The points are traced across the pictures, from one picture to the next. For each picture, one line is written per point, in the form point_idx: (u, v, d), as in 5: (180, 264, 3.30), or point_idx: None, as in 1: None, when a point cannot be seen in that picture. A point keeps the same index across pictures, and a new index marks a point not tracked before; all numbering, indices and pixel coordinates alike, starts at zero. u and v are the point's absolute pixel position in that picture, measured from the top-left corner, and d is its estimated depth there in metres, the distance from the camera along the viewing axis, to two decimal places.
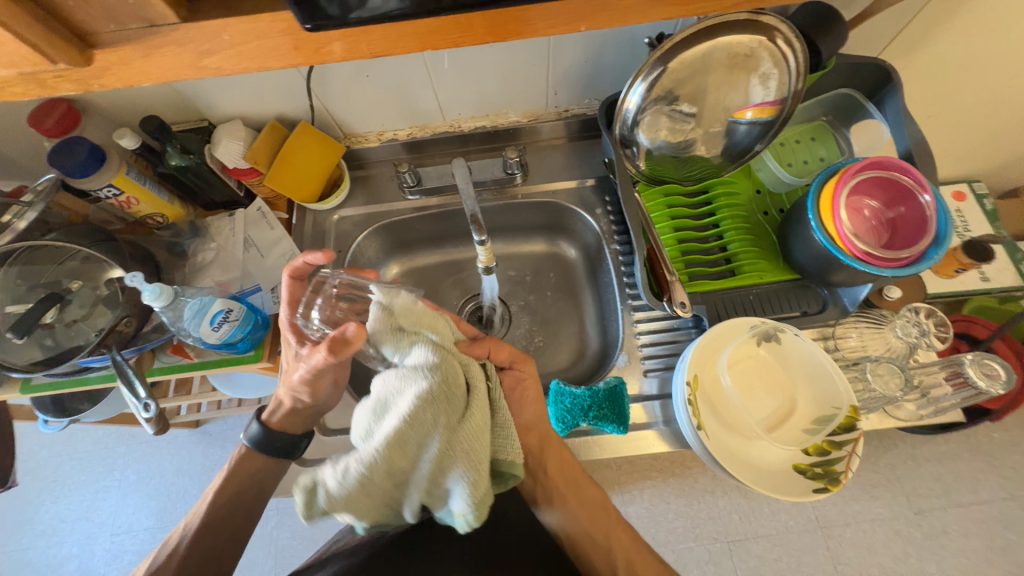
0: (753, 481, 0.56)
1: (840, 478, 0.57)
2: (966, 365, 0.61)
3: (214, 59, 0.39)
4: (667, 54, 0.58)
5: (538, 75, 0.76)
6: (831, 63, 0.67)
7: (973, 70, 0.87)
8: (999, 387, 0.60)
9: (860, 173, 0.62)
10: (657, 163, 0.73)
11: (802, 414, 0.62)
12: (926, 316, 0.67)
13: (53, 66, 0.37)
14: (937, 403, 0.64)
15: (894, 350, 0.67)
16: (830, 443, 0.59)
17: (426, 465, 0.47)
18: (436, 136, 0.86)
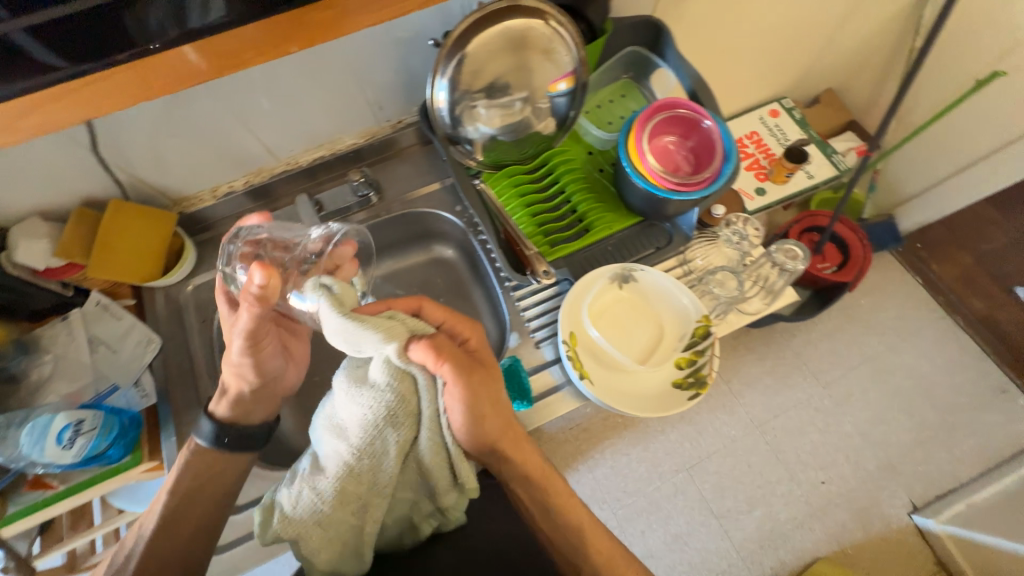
0: (636, 408, 0.63)
1: (707, 380, 0.65)
2: (776, 253, 0.75)
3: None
4: (455, 47, 0.62)
5: (355, 93, 0.77)
6: (609, 26, 0.75)
7: (735, 9, 1.01)
8: (800, 263, 0.74)
9: (652, 117, 0.70)
10: (495, 150, 0.76)
11: (669, 336, 0.69)
12: (742, 223, 0.79)
13: None
14: (773, 289, 0.76)
15: (730, 257, 0.78)
16: (694, 353, 0.66)
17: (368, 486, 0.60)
18: (276, 178, 0.83)
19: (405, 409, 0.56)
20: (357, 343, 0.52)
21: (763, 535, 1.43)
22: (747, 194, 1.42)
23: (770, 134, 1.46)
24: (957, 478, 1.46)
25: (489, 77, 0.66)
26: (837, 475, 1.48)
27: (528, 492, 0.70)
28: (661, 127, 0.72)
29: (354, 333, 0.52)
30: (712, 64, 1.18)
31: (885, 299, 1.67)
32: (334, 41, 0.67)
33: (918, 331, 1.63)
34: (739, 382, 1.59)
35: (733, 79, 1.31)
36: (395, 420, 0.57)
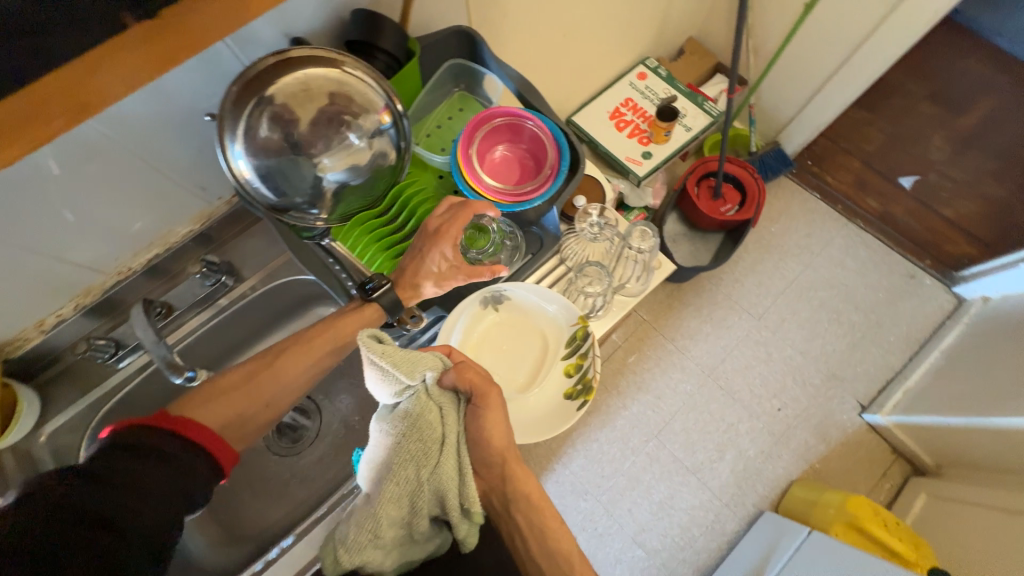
0: (527, 432, 0.70)
1: (592, 384, 0.71)
2: (633, 236, 0.77)
3: None
4: (233, 114, 0.59)
5: (163, 182, 0.70)
6: (415, 46, 0.72)
7: None
8: (657, 237, 0.77)
9: (473, 137, 0.68)
10: (343, 203, 0.70)
11: (552, 346, 0.73)
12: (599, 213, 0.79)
13: None
14: (645, 268, 0.79)
15: (598, 250, 0.79)
16: (579, 357, 0.72)
17: (410, 506, 0.62)
18: (108, 293, 0.74)
19: (432, 428, 0.61)
20: (397, 368, 0.59)
21: (739, 475, 1.48)
22: (635, 161, 1.45)
23: (643, 97, 1.48)
24: (892, 368, 1.55)
25: (293, 124, 0.61)
26: (791, 398, 1.54)
27: (525, 518, 0.70)
28: (489, 140, 0.70)
29: (408, 356, 0.60)
30: (560, 47, 1.17)
31: (793, 220, 1.75)
32: (104, 135, 0.60)
33: (828, 242, 1.72)
34: (682, 338, 1.63)
35: (589, 55, 1.30)
36: (426, 435, 0.61)
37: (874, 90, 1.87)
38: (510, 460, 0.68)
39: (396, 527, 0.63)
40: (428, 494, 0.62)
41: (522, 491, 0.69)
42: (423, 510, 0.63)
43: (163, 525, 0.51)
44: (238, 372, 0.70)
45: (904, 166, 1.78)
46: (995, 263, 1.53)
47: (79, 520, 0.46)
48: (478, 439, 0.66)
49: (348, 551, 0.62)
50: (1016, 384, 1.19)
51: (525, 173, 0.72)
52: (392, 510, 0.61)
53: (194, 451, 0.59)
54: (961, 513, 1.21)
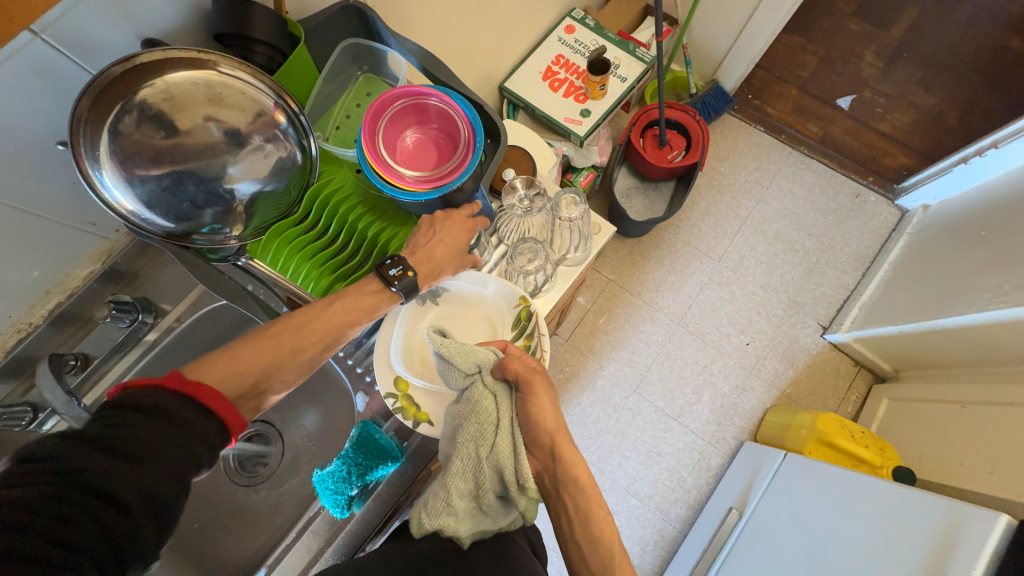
0: None
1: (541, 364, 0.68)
2: (561, 205, 0.75)
3: None
4: (87, 141, 0.52)
5: (40, 224, 0.62)
6: (298, 30, 0.65)
7: None
8: (584, 202, 0.75)
9: (375, 126, 0.63)
10: (255, 217, 0.64)
11: (504, 328, 0.72)
12: (523, 188, 0.77)
13: None
14: (582, 236, 0.77)
15: (532, 225, 0.76)
16: (527, 339, 0.70)
17: (475, 484, 0.61)
18: (11, 354, 0.68)
19: (486, 412, 0.62)
20: (450, 353, 0.64)
21: (717, 413, 1.53)
22: (575, 120, 1.39)
23: (573, 51, 1.41)
24: (846, 287, 1.61)
25: (172, 137, 0.54)
26: (757, 331, 1.59)
27: (568, 502, 0.64)
28: (394, 126, 0.65)
29: (461, 348, 0.65)
30: (474, 11, 1.10)
31: (740, 158, 1.75)
32: None
33: (776, 173, 1.73)
34: (649, 291, 1.64)
35: (508, 14, 1.23)
36: (481, 417, 0.62)
37: (803, 13, 1.85)
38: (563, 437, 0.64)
39: (465, 504, 0.62)
40: (490, 472, 0.61)
41: (572, 473, 0.64)
42: (485, 491, 0.61)
43: (169, 500, 0.43)
44: (260, 339, 0.55)
45: (839, 88, 1.79)
46: (930, 170, 1.57)
47: (74, 499, 0.39)
48: (529, 421, 0.64)
49: (424, 521, 0.62)
50: (958, 285, 1.25)
51: (443, 154, 0.67)
52: (460, 485, 0.61)
53: (200, 411, 0.47)
54: (919, 411, 1.29)
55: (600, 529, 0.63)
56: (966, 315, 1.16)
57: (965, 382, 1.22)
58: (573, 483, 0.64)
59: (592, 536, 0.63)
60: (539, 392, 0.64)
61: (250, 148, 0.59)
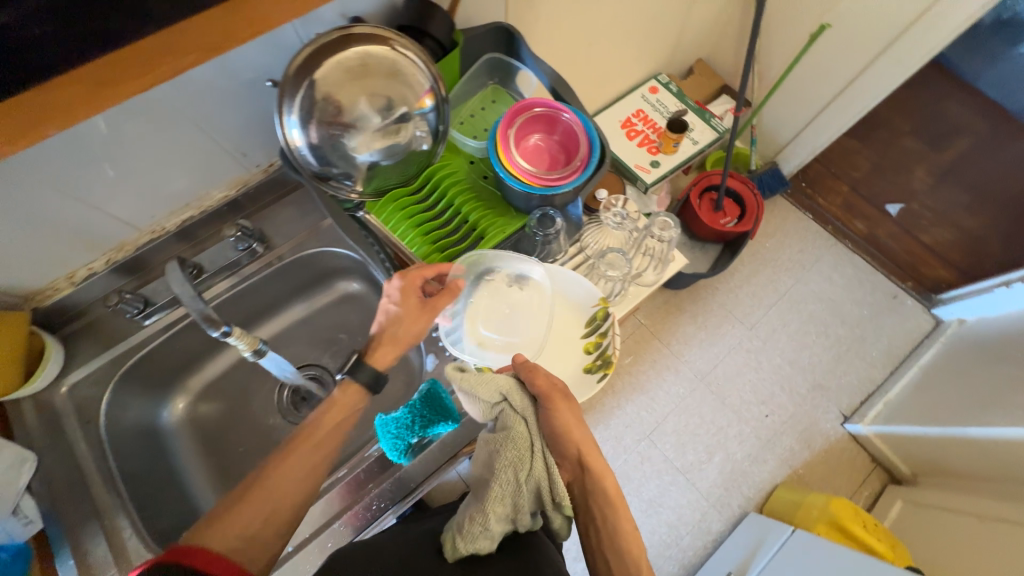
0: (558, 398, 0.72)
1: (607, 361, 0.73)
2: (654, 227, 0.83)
3: None
4: (293, 81, 0.62)
5: (208, 147, 0.72)
6: (458, 37, 0.76)
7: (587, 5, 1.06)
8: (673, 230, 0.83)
9: (513, 122, 0.72)
10: (379, 177, 0.74)
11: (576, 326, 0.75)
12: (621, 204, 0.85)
13: None
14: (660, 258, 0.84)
15: (618, 237, 0.84)
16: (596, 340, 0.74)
17: (511, 506, 0.64)
18: (143, 250, 0.76)
19: (523, 437, 0.64)
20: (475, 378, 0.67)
21: (726, 478, 1.52)
22: (644, 168, 1.50)
23: (654, 109, 1.55)
24: (873, 381, 1.63)
25: (350, 99, 0.63)
26: (778, 405, 1.61)
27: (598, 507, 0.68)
28: (526, 128, 0.74)
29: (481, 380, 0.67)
30: (581, 56, 1.23)
31: (786, 237, 1.83)
32: (162, 92, 0.61)
33: (817, 258, 1.80)
34: (678, 343, 1.68)
35: (606, 65, 1.37)
36: (518, 443, 0.64)
37: (863, 122, 1.99)
38: (595, 457, 0.69)
39: (501, 524, 0.64)
40: (528, 494, 0.63)
41: (600, 483, 0.68)
42: (520, 509, 0.64)
43: None
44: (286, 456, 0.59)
45: (888, 194, 1.89)
46: (971, 288, 1.62)
47: None
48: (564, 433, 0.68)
49: (458, 544, 0.64)
50: (988, 398, 1.26)
51: (552, 164, 0.76)
52: (500, 510, 0.63)
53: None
54: (935, 517, 1.27)
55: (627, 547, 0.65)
56: (996, 428, 1.17)
57: (984, 495, 1.21)
58: (604, 495, 0.67)
59: (620, 551, 0.65)
60: (557, 407, 0.68)
61: (403, 122, 0.69)
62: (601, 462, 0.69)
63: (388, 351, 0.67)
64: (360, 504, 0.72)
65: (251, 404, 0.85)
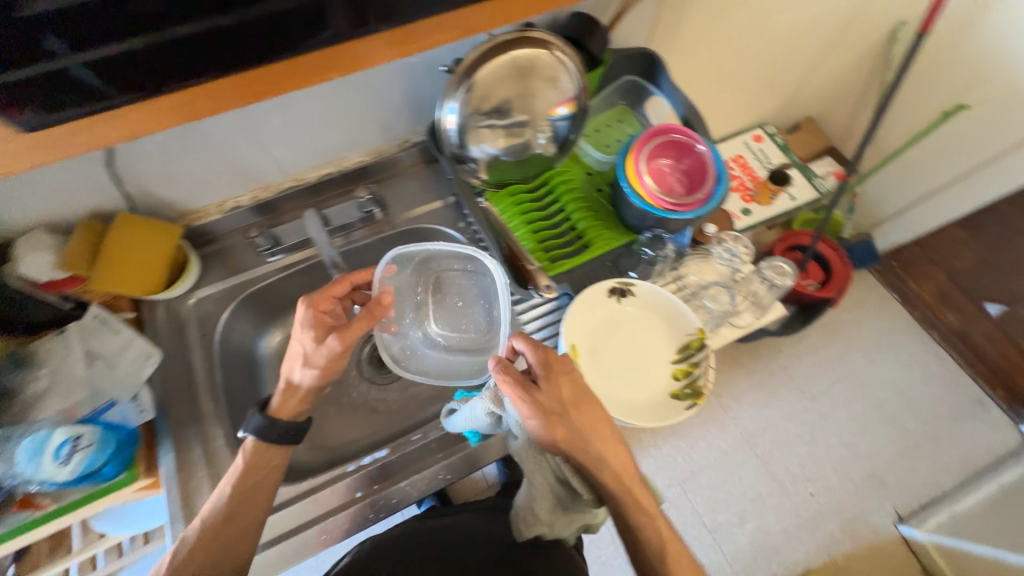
0: (643, 419, 0.66)
1: (702, 391, 0.68)
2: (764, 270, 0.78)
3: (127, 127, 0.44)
4: (465, 73, 0.66)
5: (365, 114, 0.79)
6: (607, 57, 0.79)
7: (722, 45, 1.07)
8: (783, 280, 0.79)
9: (648, 142, 0.74)
10: (501, 170, 0.79)
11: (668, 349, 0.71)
12: (734, 241, 0.82)
13: None
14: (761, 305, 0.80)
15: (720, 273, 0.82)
16: (690, 364, 0.70)
17: (552, 498, 0.63)
18: (283, 193, 0.84)
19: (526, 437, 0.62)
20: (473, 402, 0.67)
21: (755, 548, 1.44)
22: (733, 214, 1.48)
23: (754, 157, 1.51)
24: (939, 487, 1.50)
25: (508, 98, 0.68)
26: (826, 487, 1.50)
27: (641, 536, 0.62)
28: (657, 151, 0.75)
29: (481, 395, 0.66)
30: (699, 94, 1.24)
31: (866, 314, 1.73)
32: None
33: (897, 343, 1.69)
34: (729, 396, 1.62)
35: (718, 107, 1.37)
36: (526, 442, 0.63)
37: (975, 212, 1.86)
38: (590, 439, 0.59)
39: (548, 513, 0.64)
40: (561, 485, 0.63)
41: (608, 479, 0.58)
42: (560, 499, 0.63)
43: None
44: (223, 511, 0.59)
45: (990, 293, 1.75)
46: None
47: None
48: (549, 415, 0.57)
49: (521, 531, 0.66)
50: None
51: (675, 188, 0.75)
52: (542, 500, 0.63)
53: None
54: None
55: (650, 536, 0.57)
56: None
57: None
58: (643, 510, 0.58)
59: (643, 539, 0.57)
60: (533, 405, 0.57)
61: (543, 126, 0.74)
62: (614, 450, 0.60)
63: (295, 403, 0.65)
64: (430, 469, 0.71)
65: None
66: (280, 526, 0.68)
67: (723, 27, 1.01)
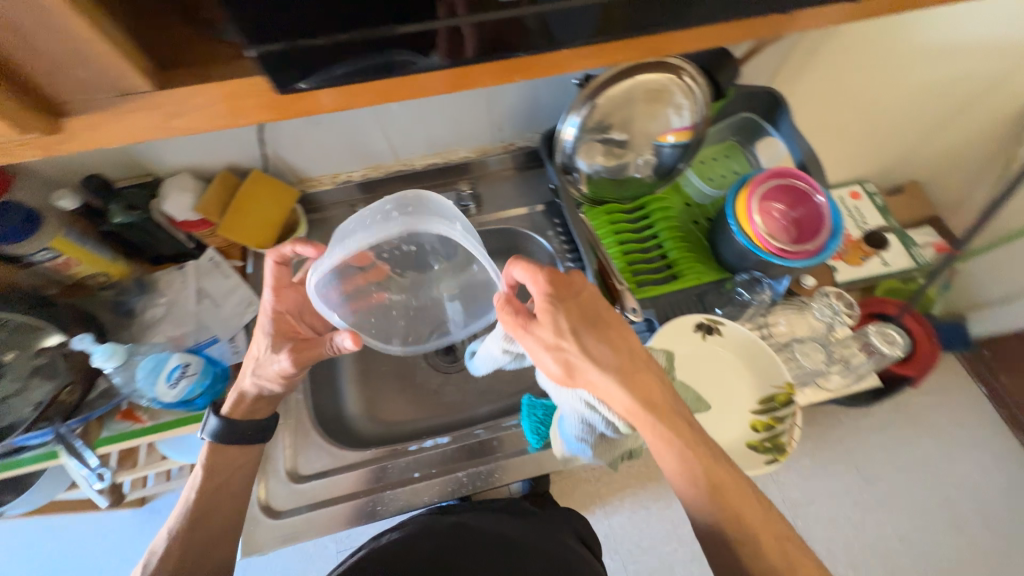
0: None
1: (786, 448, 0.65)
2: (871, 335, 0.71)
3: (183, 120, 0.34)
4: (595, 92, 0.65)
5: (482, 115, 0.83)
6: (731, 92, 0.78)
7: (853, 95, 1.00)
8: (899, 349, 0.69)
9: (765, 182, 0.72)
10: (600, 186, 0.81)
11: (750, 397, 0.68)
12: (836, 299, 0.77)
13: (19, 135, 0.32)
14: (856, 370, 0.74)
15: (816, 329, 0.76)
16: (774, 419, 0.66)
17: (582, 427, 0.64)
18: (390, 175, 0.89)
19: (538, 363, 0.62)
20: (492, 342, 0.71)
21: None
22: None
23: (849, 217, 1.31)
24: None
25: (626, 121, 0.70)
26: None
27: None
28: (772, 194, 0.72)
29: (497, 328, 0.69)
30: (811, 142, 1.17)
31: None
32: None
33: None
34: None
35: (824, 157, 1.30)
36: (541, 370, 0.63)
37: None
38: (617, 375, 0.56)
39: (585, 445, 0.65)
40: (591, 411, 0.62)
41: (641, 408, 0.56)
42: (593, 429, 0.63)
43: None
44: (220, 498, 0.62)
45: None
46: None
47: None
48: (556, 346, 0.56)
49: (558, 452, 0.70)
50: None
51: (780, 235, 0.72)
52: (576, 432, 0.64)
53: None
54: None
55: (681, 467, 0.56)
56: None
57: None
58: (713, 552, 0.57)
59: (675, 470, 0.56)
60: (535, 337, 0.57)
61: (648, 151, 0.75)
62: (637, 379, 0.57)
63: (257, 404, 0.66)
64: (489, 468, 0.73)
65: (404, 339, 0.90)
66: (330, 491, 0.70)
67: (856, 79, 0.96)
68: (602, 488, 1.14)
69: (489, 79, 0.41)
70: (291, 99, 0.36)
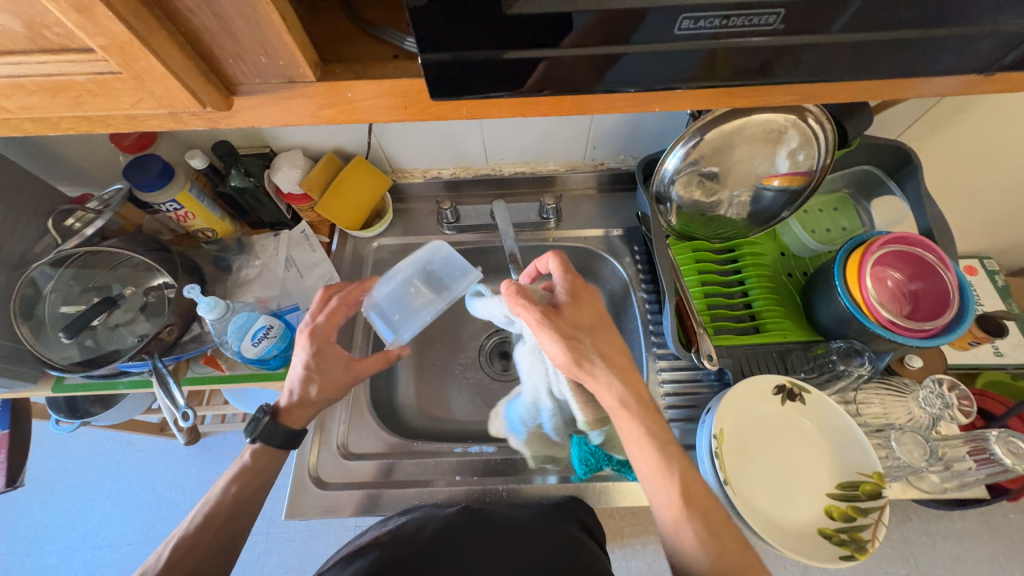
0: (784, 543, 0.58)
1: (867, 546, 0.57)
2: (992, 442, 0.62)
3: (330, 110, 0.38)
4: (708, 125, 0.61)
5: (579, 132, 0.81)
6: (855, 142, 0.71)
7: (999, 163, 0.88)
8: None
9: (885, 246, 0.65)
10: (689, 221, 0.77)
11: (827, 478, 0.62)
12: (948, 389, 0.67)
13: (199, 108, 0.35)
14: (961, 477, 0.64)
15: (917, 419, 0.68)
16: (854, 509, 0.59)
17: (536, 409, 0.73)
18: (477, 178, 0.90)
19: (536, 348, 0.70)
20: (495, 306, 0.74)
21: None
22: None
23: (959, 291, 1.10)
24: None
25: (727, 159, 0.66)
26: None
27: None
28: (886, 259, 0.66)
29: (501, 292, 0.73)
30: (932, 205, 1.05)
31: None
32: None
33: None
34: None
35: None
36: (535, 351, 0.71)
37: None
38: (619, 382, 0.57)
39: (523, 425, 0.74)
40: (551, 400, 0.72)
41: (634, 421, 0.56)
42: (539, 411, 0.73)
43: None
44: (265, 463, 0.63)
45: None
46: None
47: None
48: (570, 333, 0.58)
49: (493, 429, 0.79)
50: None
51: (889, 305, 0.67)
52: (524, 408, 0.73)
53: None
54: None
55: (658, 466, 0.53)
56: None
57: None
58: None
59: (649, 471, 0.54)
60: (549, 324, 0.58)
61: (748, 191, 0.71)
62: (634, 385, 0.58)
63: (299, 409, 0.65)
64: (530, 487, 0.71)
65: (461, 337, 0.91)
66: (373, 475, 0.71)
67: (1012, 146, 0.83)
68: (625, 528, 1.08)
69: (613, 104, 0.40)
70: (430, 101, 0.37)
